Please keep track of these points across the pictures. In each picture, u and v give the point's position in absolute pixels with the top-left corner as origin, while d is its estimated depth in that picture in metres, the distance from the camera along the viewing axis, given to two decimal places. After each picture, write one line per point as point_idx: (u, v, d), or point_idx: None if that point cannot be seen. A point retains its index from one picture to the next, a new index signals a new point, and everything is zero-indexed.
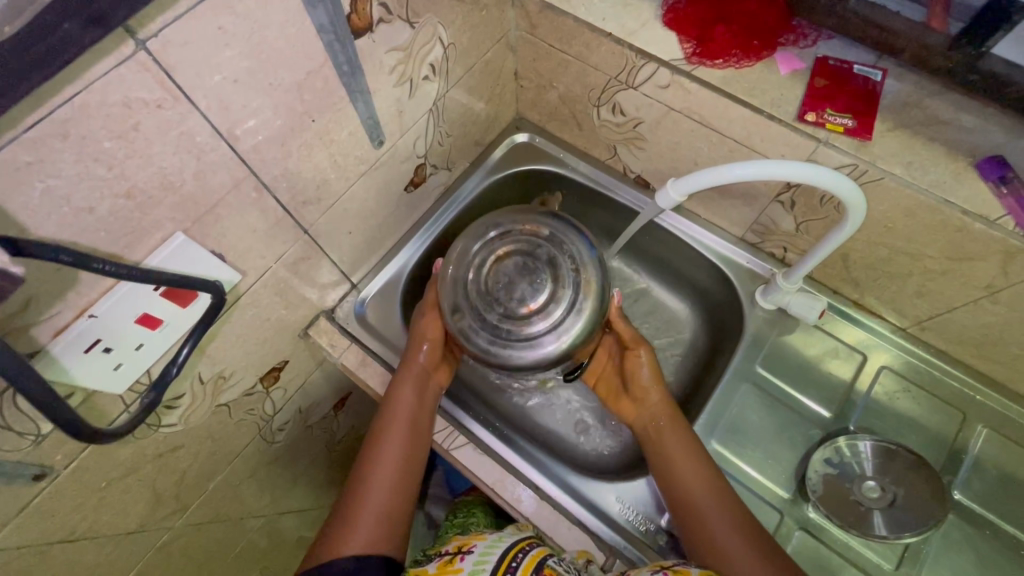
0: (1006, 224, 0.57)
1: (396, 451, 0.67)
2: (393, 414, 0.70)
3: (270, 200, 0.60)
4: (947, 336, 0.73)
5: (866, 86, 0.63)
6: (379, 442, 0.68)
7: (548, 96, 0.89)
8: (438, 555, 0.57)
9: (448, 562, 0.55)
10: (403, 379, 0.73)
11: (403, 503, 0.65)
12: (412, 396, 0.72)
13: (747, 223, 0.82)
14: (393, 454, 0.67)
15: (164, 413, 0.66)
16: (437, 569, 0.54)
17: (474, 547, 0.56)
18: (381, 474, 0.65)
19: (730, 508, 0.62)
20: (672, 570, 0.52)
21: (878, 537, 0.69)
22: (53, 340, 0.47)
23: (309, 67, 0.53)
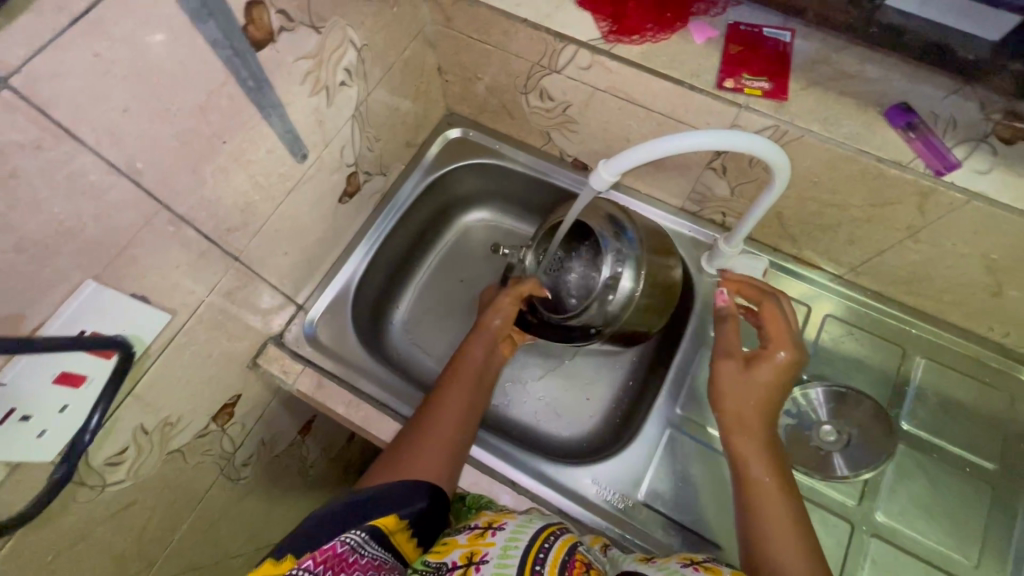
0: (918, 166, 0.59)
1: (456, 403, 0.70)
2: (462, 369, 0.74)
3: (190, 233, 0.56)
4: (880, 278, 0.77)
5: (778, 47, 0.64)
6: (442, 389, 0.71)
7: (475, 89, 0.88)
8: (468, 527, 0.57)
9: (480, 534, 0.54)
10: (481, 341, 0.77)
11: (459, 449, 0.67)
12: (479, 354, 0.76)
13: (685, 193, 0.83)
14: (453, 404, 0.70)
15: (109, 471, 0.61)
16: (469, 541, 0.54)
17: (505, 524, 0.55)
18: (440, 419, 0.68)
19: (801, 521, 0.57)
20: (702, 567, 0.53)
21: (840, 477, 0.72)
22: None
23: (209, 87, 0.50)
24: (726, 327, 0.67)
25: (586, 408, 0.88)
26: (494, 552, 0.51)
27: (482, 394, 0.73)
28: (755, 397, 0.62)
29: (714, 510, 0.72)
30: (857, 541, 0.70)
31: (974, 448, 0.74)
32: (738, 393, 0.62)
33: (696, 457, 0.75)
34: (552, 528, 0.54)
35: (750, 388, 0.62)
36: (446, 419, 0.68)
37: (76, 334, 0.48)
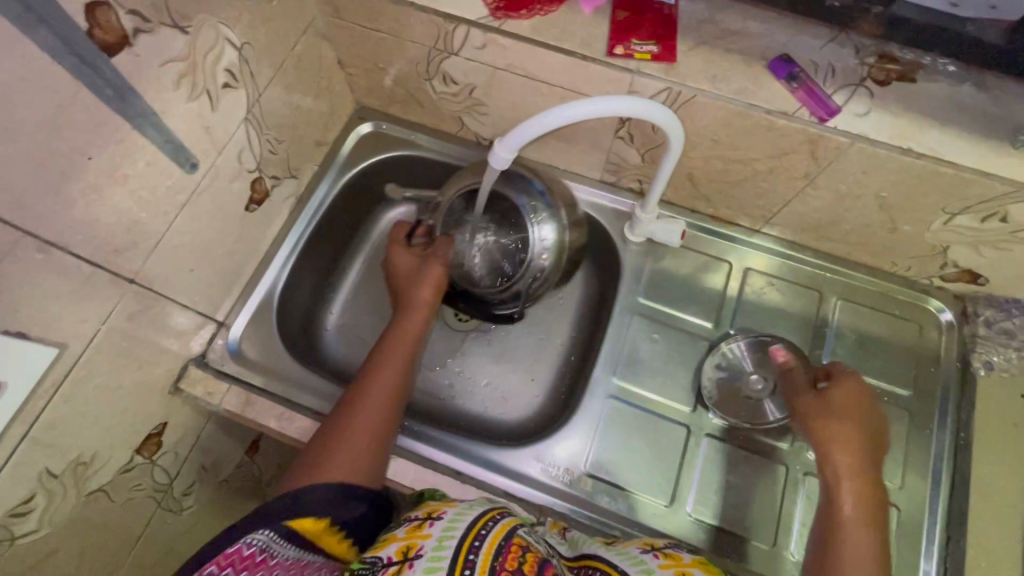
0: (804, 115, 0.61)
1: (384, 387, 0.68)
2: (392, 346, 0.72)
3: (66, 259, 0.52)
4: (791, 227, 0.80)
5: (663, 11, 0.65)
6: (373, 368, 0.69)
7: (379, 79, 0.85)
8: (409, 518, 0.55)
9: (418, 526, 0.52)
10: (408, 324, 0.74)
11: (388, 435, 0.66)
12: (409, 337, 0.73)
13: (600, 165, 0.84)
14: (382, 388, 0.68)
15: (18, 522, 0.57)
16: (407, 534, 0.52)
17: (444, 514, 0.53)
18: (367, 407, 0.66)
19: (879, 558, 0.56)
20: (663, 553, 0.53)
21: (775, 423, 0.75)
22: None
23: (56, 100, 0.46)
24: (795, 375, 0.72)
25: (529, 389, 0.88)
26: (429, 544, 0.49)
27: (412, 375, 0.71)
28: (858, 421, 0.64)
29: (657, 471, 0.74)
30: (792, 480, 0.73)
31: (892, 378, 0.78)
32: (837, 419, 0.64)
33: (636, 422, 0.77)
34: (493, 514, 0.53)
35: (833, 411, 0.64)
36: (373, 400, 0.66)
37: None
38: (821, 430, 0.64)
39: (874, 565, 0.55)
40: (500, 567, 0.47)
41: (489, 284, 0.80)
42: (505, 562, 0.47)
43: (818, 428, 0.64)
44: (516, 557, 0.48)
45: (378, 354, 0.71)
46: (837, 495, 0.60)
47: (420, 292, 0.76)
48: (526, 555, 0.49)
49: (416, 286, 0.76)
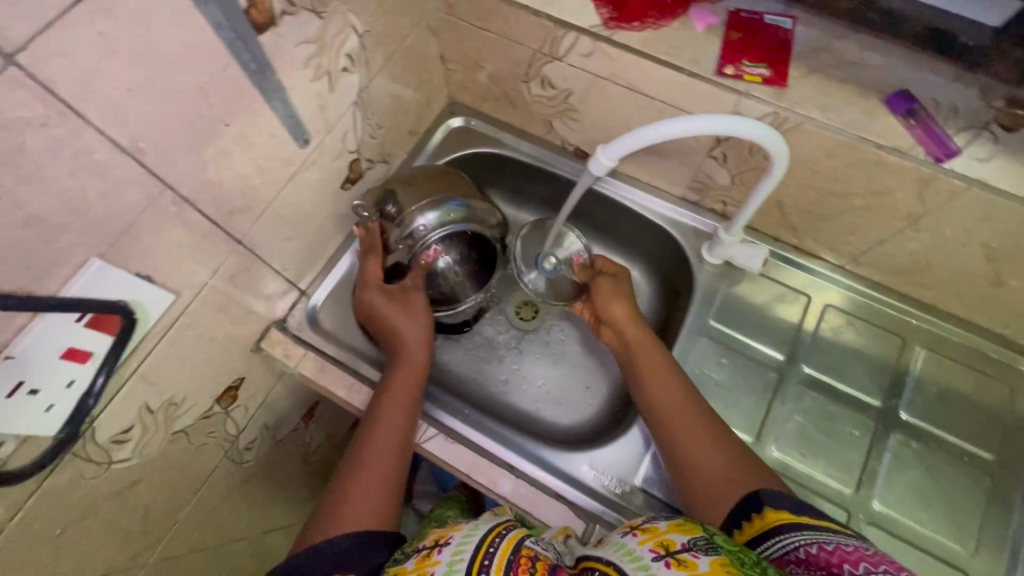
0: (919, 154, 0.59)
1: (390, 431, 0.66)
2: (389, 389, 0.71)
3: (193, 214, 0.57)
4: (881, 268, 0.77)
5: (779, 35, 0.64)
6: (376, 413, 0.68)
7: (477, 77, 0.88)
8: (415, 550, 0.54)
9: (426, 556, 0.52)
10: (409, 365, 0.73)
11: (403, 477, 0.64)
12: (409, 378, 0.72)
13: (685, 182, 0.83)
14: (388, 433, 0.66)
15: (115, 448, 0.63)
16: (415, 566, 0.51)
17: (450, 538, 0.53)
18: (374, 454, 0.64)
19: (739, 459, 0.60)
20: (641, 529, 0.49)
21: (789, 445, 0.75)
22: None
23: (212, 69, 0.51)
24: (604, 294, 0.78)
25: (585, 396, 0.89)
26: (438, 570, 0.49)
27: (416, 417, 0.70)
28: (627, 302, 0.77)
29: None
30: (853, 529, 0.70)
31: (974, 439, 0.74)
32: (619, 295, 0.78)
33: None
34: (499, 529, 0.54)
35: (617, 286, 0.79)
36: (382, 443, 0.65)
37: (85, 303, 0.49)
38: (605, 311, 0.78)
39: (729, 457, 0.60)
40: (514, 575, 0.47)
41: (451, 296, 0.85)
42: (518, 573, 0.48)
43: (625, 331, 0.75)
44: (527, 569, 0.49)
45: (380, 400, 0.69)
46: (653, 396, 0.68)
47: (415, 330, 0.75)
48: (536, 564, 0.50)
49: (406, 324, 0.75)
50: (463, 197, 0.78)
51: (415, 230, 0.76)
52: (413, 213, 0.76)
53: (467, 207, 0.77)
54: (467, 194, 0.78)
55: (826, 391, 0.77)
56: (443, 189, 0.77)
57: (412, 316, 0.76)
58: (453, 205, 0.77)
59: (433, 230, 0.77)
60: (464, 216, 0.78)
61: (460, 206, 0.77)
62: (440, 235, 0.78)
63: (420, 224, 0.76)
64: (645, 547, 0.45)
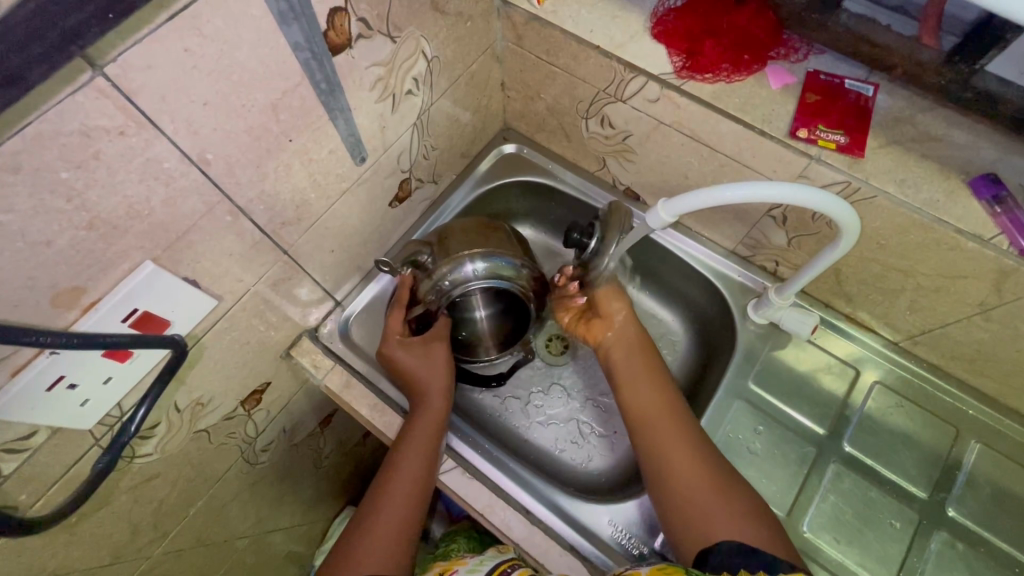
0: (1000, 243, 0.56)
1: (407, 480, 0.65)
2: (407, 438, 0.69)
3: (246, 224, 0.57)
4: (940, 351, 0.73)
5: (859, 101, 0.61)
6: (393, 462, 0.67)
7: (535, 107, 0.87)
8: None
9: None
10: (427, 412, 0.72)
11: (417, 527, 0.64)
12: (427, 426, 0.70)
13: (738, 237, 0.81)
14: (404, 482, 0.65)
15: (140, 443, 0.63)
16: None
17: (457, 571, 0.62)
18: (388, 505, 0.63)
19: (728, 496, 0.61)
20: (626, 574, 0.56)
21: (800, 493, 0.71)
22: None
23: (284, 87, 0.51)
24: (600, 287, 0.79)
25: (608, 442, 0.86)
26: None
27: (433, 464, 0.68)
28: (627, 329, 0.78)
29: None
30: None
31: None
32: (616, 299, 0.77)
33: None
34: (503, 567, 0.61)
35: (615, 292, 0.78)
36: (398, 495, 0.64)
37: (130, 309, 0.49)
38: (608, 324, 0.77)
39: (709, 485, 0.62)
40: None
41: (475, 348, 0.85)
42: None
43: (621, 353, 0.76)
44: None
45: (399, 446, 0.69)
46: (647, 425, 0.68)
47: (438, 374, 0.74)
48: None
49: (431, 366, 0.74)
50: (510, 255, 0.77)
51: (453, 281, 0.75)
52: (460, 262, 0.75)
53: (513, 261, 0.77)
54: (510, 250, 0.77)
55: (868, 474, 0.73)
56: (488, 244, 0.77)
57: (432, 362, 0.75)
58: (502, 261, 0.76)
59: (475, 280, 0.75)
60: (510, 270, 0.77)
61: (507, 263, 0.76)
62: (481, 285, 0.77)
63: (465, 272, 0.75)
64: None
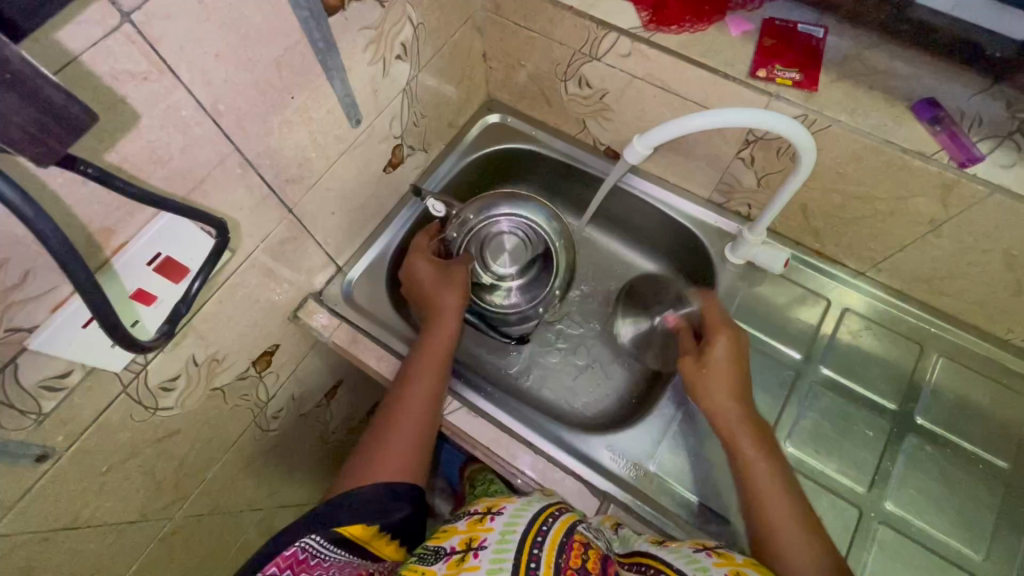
0: (942, 158, 0.62)
1: (421, 394, 0.70)
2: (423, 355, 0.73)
3: (254, 177, 0.61)
4: (901, 275, 0.79)
5: (811, 42, 0.67)
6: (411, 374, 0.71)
7: (517, 75, 0.93)
8: (469, 512, 0.59)
9: (479, 519, 0.56)
10: (443, 333, 0.75)
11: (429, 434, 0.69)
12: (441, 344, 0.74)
13: (712, 183, 0.86)
14: (419, 395, 0.70)
15: (162, 395, 0.67)
16: (468, 527, 0.56)
17: (505, 508, 0.56)
18: (405, 417, 0.68)
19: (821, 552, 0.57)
20: (715, 552, 0.55)
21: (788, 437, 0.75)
22: (29, 334, 0.48)
23: (286, 43, 0.56)
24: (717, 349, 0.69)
25: (603, 388, 0.91)
26: (492, 538, 0.52)
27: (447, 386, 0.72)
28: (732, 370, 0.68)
29: (724, 485, 0.74)
30: (865, 528, 0.71)
31: (989, 447, 0.75)
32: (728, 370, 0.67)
33: (708, 435, 0.78)
34: (550, 510, 0.56)
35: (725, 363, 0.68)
36: (413, 407, 0.69)
37: (154, 253, 0.53)
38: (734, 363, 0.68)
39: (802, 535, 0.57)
40: (564, 562, 0.49)
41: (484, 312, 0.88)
42: (568, 559, 0.49)
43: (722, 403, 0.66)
44: (579, 555, 0.50)
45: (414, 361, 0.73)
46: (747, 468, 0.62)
47: (458, 301, 0.77)
48: (588, 553, 0.51)
49: (449, 294, 0.77)
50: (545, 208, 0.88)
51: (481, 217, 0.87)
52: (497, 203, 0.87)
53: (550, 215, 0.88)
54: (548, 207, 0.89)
55: (843, 392, 0.79)
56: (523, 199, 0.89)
57: (451, 288, 0.78)
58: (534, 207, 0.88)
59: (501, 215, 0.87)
60: (545, 221, 0.88)
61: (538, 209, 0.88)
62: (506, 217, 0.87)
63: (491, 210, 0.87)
64: (719, 569, 0.51)
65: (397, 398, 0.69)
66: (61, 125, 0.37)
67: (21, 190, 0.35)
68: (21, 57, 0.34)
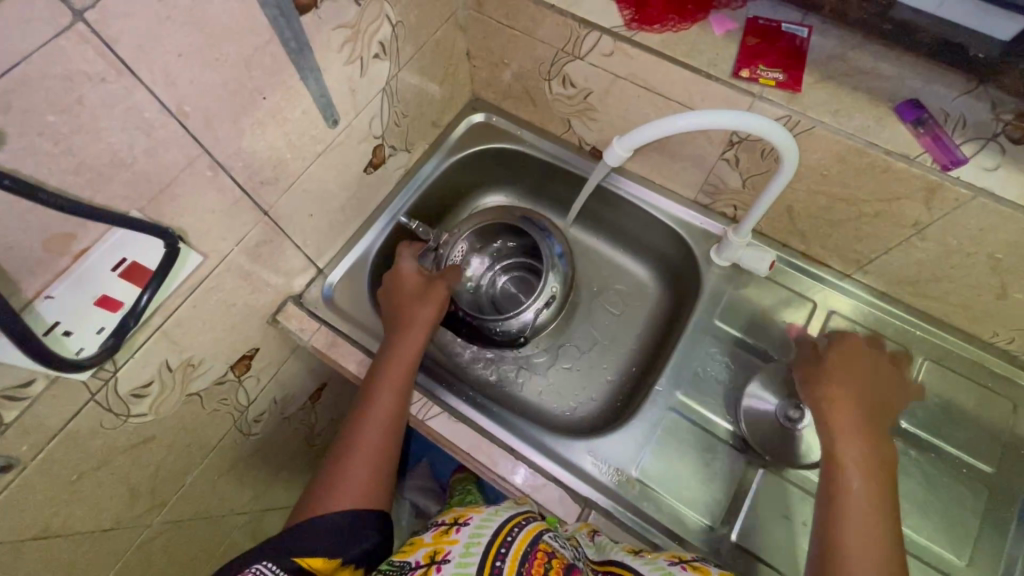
0: (925, 160, 0.61)
1: (384, 409, 0.69)
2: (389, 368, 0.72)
3: (226, 179, 0.60)
4: (886, 277, 0.78)
5: (795, 42, 0.66)
6: (376, 388, 0.71)
7: (501, 74, 0.91)
8: (436, 523, 0.57)
9: (445, 531, 0.55)
10: (411, 346, 0.74)
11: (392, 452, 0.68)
12: (408, 358, 0.73)
13: (698, 184, 0.85)
14: (384, 410, 0.69)
15: (134, 402, 0.65)
16: (433, 538, 0.54)
17: (470, 519, 0.55)
18: (364, 441, 0.66)
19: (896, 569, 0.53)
20: (691, 567, 0.55)
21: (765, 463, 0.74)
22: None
23: (256, 42, 0.54)
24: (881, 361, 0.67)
25: (588, 391, 0.90)
26: (456, 550, 0.51)
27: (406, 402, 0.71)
28: (865, 384, 0.64)
29: (708, 490, 0.74)
30: None
31: (974, 451, 0.74)
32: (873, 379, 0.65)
33: (692, 440, 0.77)
34: (517, 519, 0.55)
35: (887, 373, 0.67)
36: (376, 423, 0.68)
37: (118, 259, 0.52)
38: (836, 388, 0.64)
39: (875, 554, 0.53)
40: (526, 571, 0.48)
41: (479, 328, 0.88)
42: (529, 569, 0.48)
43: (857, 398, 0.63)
44: (541, 564, 0.49)
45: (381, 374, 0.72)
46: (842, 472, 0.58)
47: (420, 313, 0.77)
48: (551, 562, 0.50)
49: (416, 305, 0.77)
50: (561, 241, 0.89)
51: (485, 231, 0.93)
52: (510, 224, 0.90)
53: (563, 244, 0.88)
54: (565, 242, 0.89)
55: None
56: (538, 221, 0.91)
57: (426, 303, 0.77)
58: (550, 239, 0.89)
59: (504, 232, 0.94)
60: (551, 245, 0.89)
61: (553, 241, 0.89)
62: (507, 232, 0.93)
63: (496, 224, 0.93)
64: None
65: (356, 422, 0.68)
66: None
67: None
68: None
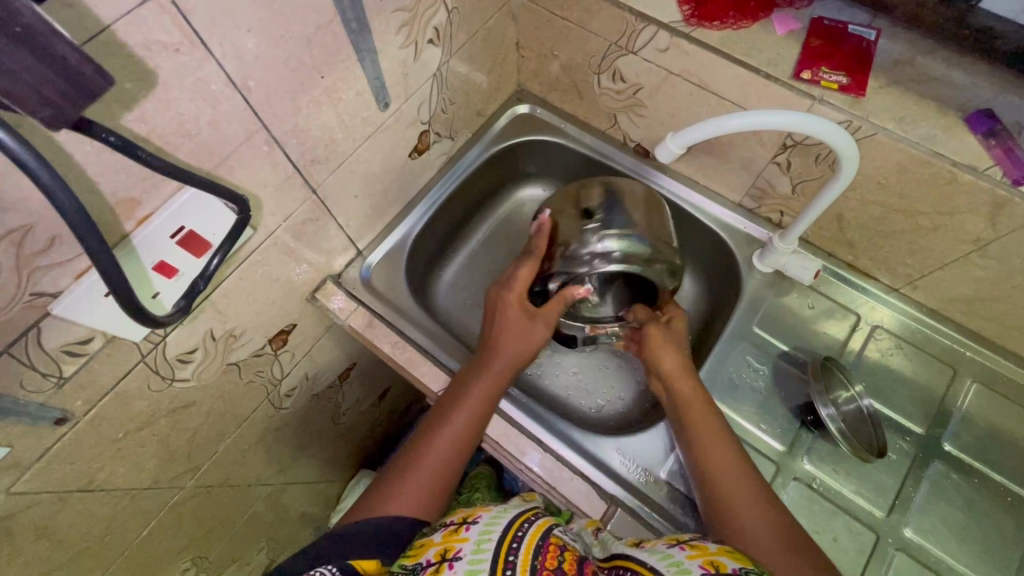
0: (994, 174, 0.59)
1: (451, 440, 0.65)
2: (466, 399, 0.69)
3: (280, 155, 0.61)
4: (938, 294, 0.76)
5: (861, 45, 0.64)
6: (447, 416, 0.68)
7: (550, 66, 0.91)
8: (444, 524, 0.57)
9: (453, 531, 0.54)
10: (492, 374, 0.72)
11: (449, 485, 0.63)
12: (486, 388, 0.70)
13: (744, 188, 0.84)
14: (446, 440, 0.65)
15: (179, 366, 0.67)
16: (442, 538, 0.54)
17: (478, 517, 0.55)
18: (426, 463, 0.63)
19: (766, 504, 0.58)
20: (688, 544, 0.51)
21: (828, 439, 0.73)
22: (52, 299, 0.49)
23: (319, 21, 0.55)
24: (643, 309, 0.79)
25: (618, 389, 0.89)
26: (467, 548, 0.51)
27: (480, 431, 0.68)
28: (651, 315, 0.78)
29: None
30: (880, 552, 0.68)
31: (1020, 479, 0.71)
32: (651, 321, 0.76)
33: None
34: (527, 514, 0.55)
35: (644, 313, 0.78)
36: (439, 452, 0.64)
37: (177, 227, 0.53)
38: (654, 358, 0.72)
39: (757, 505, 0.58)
40: (539, 566, 0.48)
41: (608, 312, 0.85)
42: (544, 562, 0.49)
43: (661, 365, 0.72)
44: (555, 557, 0.50)
45: (453, 402, 0.69)
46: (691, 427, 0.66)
47: (514, 337, 0.74)
48: (564, 554, 0.51)
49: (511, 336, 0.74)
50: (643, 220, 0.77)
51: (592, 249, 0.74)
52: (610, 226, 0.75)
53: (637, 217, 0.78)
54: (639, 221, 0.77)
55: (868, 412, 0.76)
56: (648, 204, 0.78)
57: (524, 334, 0.74)
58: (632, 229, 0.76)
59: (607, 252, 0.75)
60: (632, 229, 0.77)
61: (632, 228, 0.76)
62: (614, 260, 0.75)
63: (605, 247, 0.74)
64: (693, 561, 0.48)
65: (425, 442, 0.65)
66: (79, 92, 0.36)
67: (33, 149, 0.34)
68: (37, 13, 0.33)
